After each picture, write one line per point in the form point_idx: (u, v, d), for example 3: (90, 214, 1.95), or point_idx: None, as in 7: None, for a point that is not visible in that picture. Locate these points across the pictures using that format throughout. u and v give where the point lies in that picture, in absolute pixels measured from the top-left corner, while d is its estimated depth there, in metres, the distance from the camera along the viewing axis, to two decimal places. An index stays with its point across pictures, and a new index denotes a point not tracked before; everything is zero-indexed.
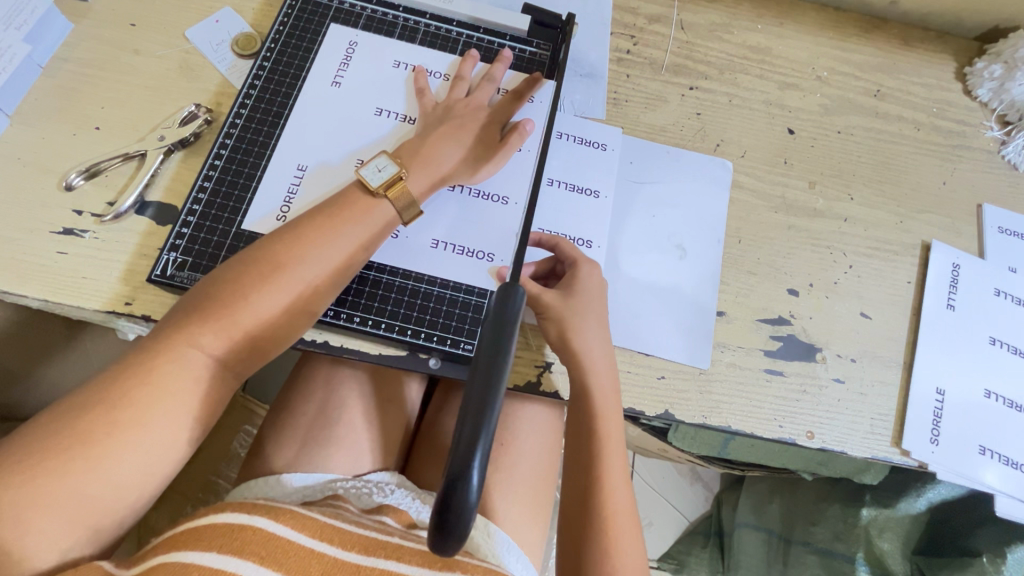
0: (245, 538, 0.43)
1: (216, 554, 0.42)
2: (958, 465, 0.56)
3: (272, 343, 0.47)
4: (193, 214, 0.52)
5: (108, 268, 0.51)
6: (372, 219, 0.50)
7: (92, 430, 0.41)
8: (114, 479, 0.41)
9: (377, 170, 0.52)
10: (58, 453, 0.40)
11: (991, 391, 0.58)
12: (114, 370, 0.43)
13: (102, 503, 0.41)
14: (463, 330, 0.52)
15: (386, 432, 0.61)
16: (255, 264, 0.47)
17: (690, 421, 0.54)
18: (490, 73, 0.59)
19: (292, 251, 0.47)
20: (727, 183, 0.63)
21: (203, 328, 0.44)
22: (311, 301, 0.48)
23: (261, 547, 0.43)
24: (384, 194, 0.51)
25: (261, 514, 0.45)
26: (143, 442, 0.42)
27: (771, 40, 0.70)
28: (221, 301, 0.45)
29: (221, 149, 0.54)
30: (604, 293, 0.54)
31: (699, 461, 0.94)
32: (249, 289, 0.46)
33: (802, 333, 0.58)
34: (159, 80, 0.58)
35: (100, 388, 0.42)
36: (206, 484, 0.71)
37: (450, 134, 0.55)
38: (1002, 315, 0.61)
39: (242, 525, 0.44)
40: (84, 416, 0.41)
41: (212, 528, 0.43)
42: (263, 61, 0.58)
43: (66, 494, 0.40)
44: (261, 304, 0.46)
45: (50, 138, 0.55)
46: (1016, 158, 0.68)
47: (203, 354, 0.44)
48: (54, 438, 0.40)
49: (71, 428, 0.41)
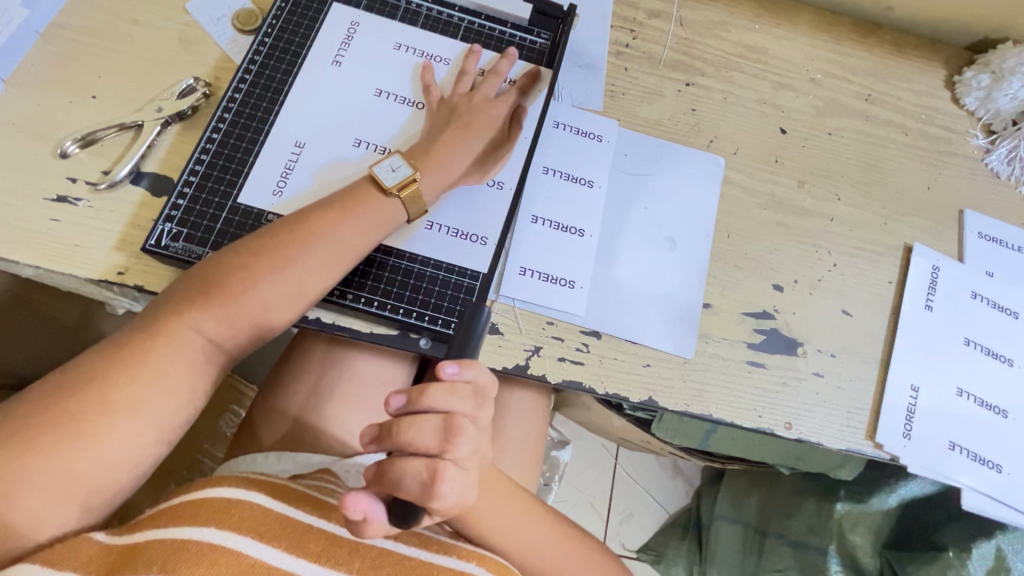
0: (245, 514, 0.44)
1: (214, 530, 0.42)
2: (928, 460, 0.58)
3: (269, 328, 0.48)
4: (189, 185, 0.52)
5: (101, 236, 0.51)
6: (383, 216, 0.51)
7: (85, 410, 0.41)
8: (105, 460, 0.41)
9: (390, 169, 0.52)
10: (49, 432, 0.40)
11: (963, 390, 0.60)
12: (107, 348, 0.44)
13: (93, 482, 0.41)
14: (454, 311, 0.53)
15: (375, 414, 0.62)
16: (263, 250, 0.47)
17: (673, 408, 0.55)
18: (496, 66, 0.60)
19: (299, 238, 0.48)
20: (720, 178, 0.64)
21: (205, 311, 0.45)
22: (316, 289, 0.48)
23: (260, 523, 0.44)
24: (398, 194, 0.52)
25: (258, 490, 0.46)
26: (136, 423, 0.42)
27: (768, 41, 0.71)
28: (226, 280, 0.46)
29: (219, 123, 0.54)
30: (629, 301, 0.58)
31: (681, 454, 0.96)
32: (253, 270, 0.46)
33: (784, 327, 0.60)
34: (158, 51, 0.58)
35: (94, 367, 0.42)
36: (192, 464, 0.72)
37: (458, 132, 0.56)
38: (978, 318, 0.63)
39: (240, 500, 0.44)
40: (76, 396, 0.41)
41: (207, 503, 0.43)
42: (264, 37, 0.58)
43: (57, 473, 0.40)
44: (265, 291, 0.46)
45: (45, 105, 0.54)
46: (998, 166, 0.70)
47: (201, 336, 0.45)
48: (46, 415, 0.40)
49: (64, 405, 0.41)
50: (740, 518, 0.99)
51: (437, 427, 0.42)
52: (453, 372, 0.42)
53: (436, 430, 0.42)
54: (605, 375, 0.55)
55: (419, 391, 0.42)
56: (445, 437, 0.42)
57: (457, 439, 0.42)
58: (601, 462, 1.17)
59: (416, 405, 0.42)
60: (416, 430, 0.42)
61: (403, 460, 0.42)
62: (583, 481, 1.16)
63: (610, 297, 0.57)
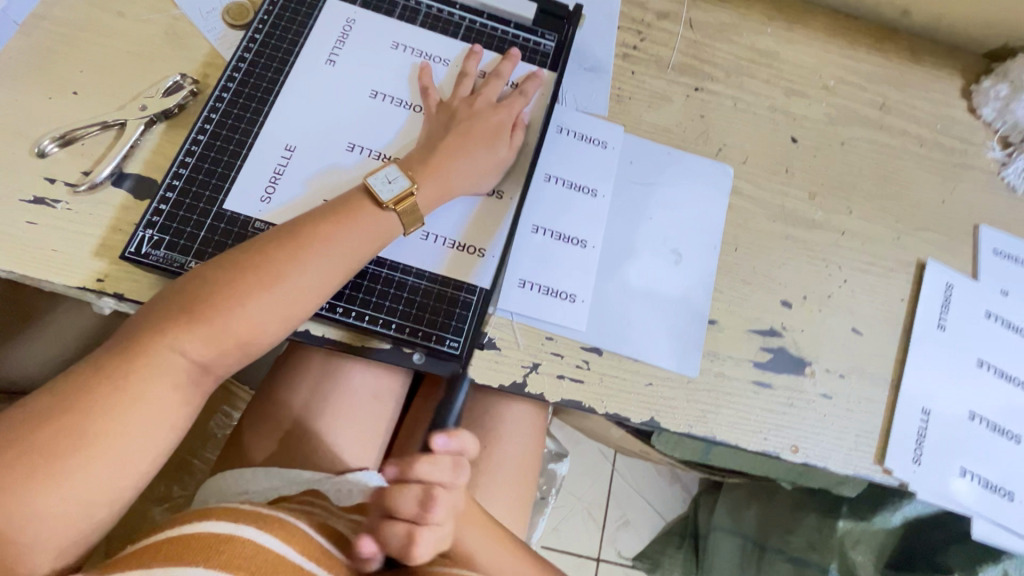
0: (233, 550, 0.40)
1: (203, 568, 0.38)
2: (937, 486, 0.56)
3: (257, 346, 0.46)
4: (173, 189, 0.49)
5: (80, 241, 0.49)
6: (379, 229, 0.49)
7: (57, 443, 0.39)
8: (81, 495, 0.39)
9: (387, 180, 0.50)
10: (18, 471, 0.38)
11: (975, 414, 0.58)
12: (83, 373, 0.41)
13: (69, 521, 0.39)
14: (450, 327, 0.50)
15: (367, 431, 0.60)
16: (251, 265, 0.44)
17: (676, 430, 0.53)
18: (498, 68, 0.57)
19: (289, 253, 0.45)
20: (728, 189, 0.62)
21: (188, 331, 0.43)
22: (307, 307, 0.46)
23: (252, 560, 0.40)
24: (395, 208, 0.49)
25: (250, 523, 0.42)
26: (115, 456, 0.40)
27: (780, 45, 0.69)
28: (209, 300, 0.43)
29: (206, 124, 0.52)
30: (632, 318, 0.55)
31: (681, 466, 0.94)
32: (238, 288, 0.44)
33: (792, 345, 0.58)
34: (144, 46, 0.55)
35: (65, 398, 0.40)
36: (184, 465, 0.70)
37: (456, 142, 0.53)
38: (992, 338, 0.61)
39: (230, 535, 0.41)
40: (46, 431, 0.39)
41: (194, 540, 0.40)
42: (254, 33, 0.55)
43: (28, 514, 0.38)
44: (253, 310, 0.44)
45: (23, 101, 0.52)
46: (1015, 180, 0.67)
47: (185, 358, 0.43)
48: (16, 452, 0.38)
49: (39, 439, 0.39)
50: (739, 530, 0.95)
51: (417, 495, 0.47)
52: (443, 444, 0.47)
53: (415, 499, 0.47)
54: (605, 394, 0.53)
55: (405, 463, 0.48)
56: (422, 505, 0.47)
57: (433, 508, 0.47)
58: (599, 468, 1.15)
59: (401, 476, 0.48)
60: (401, 498, 0.48)
61: (388, 526, 0.47)
62: (579, 488, 1.14)
63: (613, 312, 0.55)
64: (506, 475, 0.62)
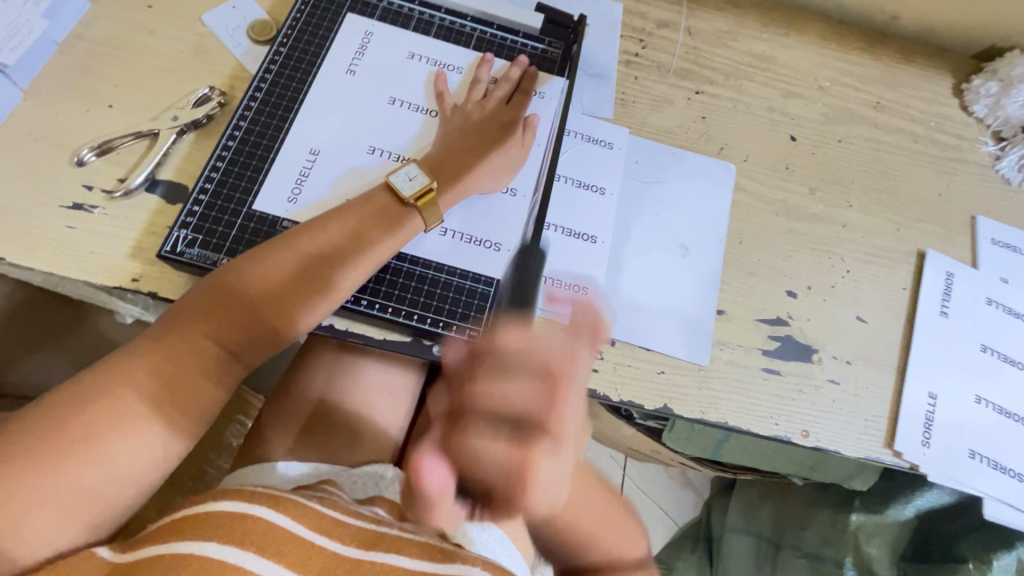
0: (246, 528, 0.41)
1: (217, 544, 0.40)
2: (949, 469, 0.57)
3: (285, 337, 0.48)
4: (205, 193, 0.52)
5: (117, 244, 0.51)
6: (403, 229, 0.51)
7: (100, 421, 0.41)
8: (119, 470, 0.41)
9: (408, 178, 0.52)
10: (54, 448, 0.39)
11: (981, 398, 0.60)
12: (123, 359, 0.43)
13: (106, 494, 0.41)
14: (468, 318, 0.52)
15: (386, 422, 0.62)
16: (286, 259, 0.47)
17: (689, 416, 0.55)
18: (507, 75, 0.61)
19: (321, 247, 0.48)
20: (731, 185, 0.64)
21: (224, 321, 0.45)
22: (335, 301, 0.48)
23: (265, 536, 0.42)
24: (417, 205, 0.52)
25: (262, 502, 0.43)
26: (152, 434, 0.42)
27: (776, 50, 0.72)
28: (241, 310, 0.46)
29: (235, 131, 0.55)
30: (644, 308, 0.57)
31: (692, 465, 0.95)
32: (271, 301, 0.47)
33: (799, 334, 0.59)
34: (174, 61, 0.59)
35: (104, 379, 0.42)
36: (198, 474, 0.70)
37: (472, 145, 0.56)
38: (993, 324, 0.63)
39: (242, 513, 0.42)
40: (83, 412, 0.41)
41: (210, 517, 0.42)
42: (279, 47, 0.59)
43: (68, 487, 0.40)
44: (286, 301, 0.47)
45: (62, 115, 0.55)
46: (1009, 173, 0.69)
47: (218, 347, 0.45)
48: (60, 428, 0.40)
49: (80, 416, 0.41)
50: (752, 529, 0.96)
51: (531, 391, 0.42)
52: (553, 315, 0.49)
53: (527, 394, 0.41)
54: (619, 382, 0.55)
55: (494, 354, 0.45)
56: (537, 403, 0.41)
57: (553, 410, 0.42)
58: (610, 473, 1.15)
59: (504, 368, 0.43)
60: (510, 394, 0.41)
61: (488, 441, 0.41)
62: None
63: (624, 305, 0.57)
64: None
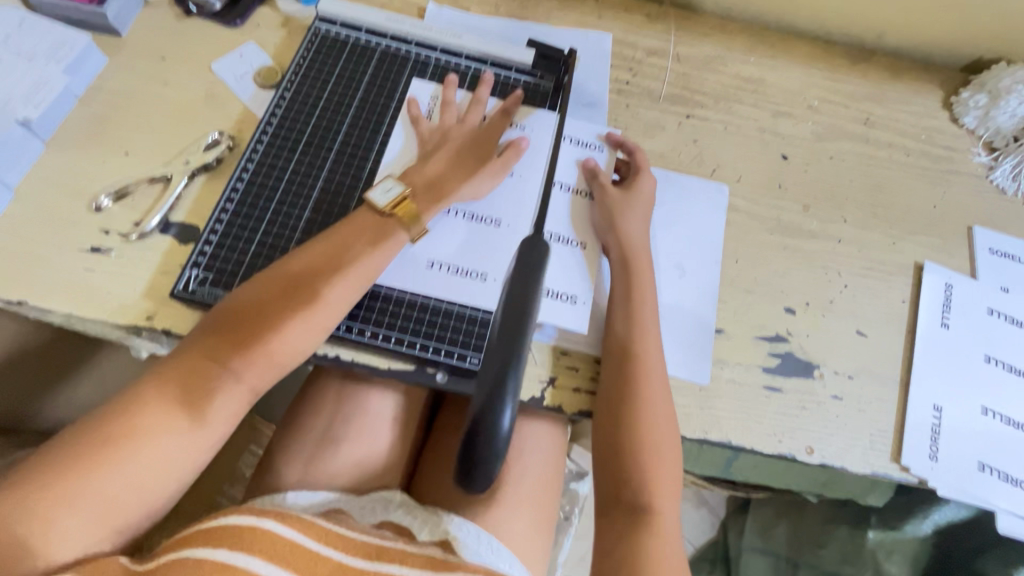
0: (254, 538, 0.43)
1: (228, 551, 0.42)
2: (959, 483, 0.56)
3: (287, 360, 0.49)
4: (216, 233, 0.55)
5: (133, 283, 0.54)
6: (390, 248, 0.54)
7: (125, 432, 0.43)
8: (140, 478, 0.43)
9: (384, 191, 0.56)
10: (73, 464, 0.41)
11: (988, 409, 0.59)
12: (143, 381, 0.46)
13: (127, 504, 0.43)
14: (470, 345, 0.54)
15: (393, 448, 0.63)
16: (280, 284, 0.50)
17: (691, 436, 0.55)
18: (476, 97, 0.63)
19: (312, 269, 0.51)
20: (725, 206, 0.65)
21: (228, 348, 0.47)
22: (332, 318, 0.50)
23: (273, 546, 0.43)
24: (393, 212, 0.55)
25: (270, 516, 0.44)
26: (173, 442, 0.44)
27: (764, 72, 0.74)
28: (250, 334, 0.48)
29: (243, 173, 0.57)
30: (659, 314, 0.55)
31: (704, 484, 0.94)
32: (277, 321, 0.49)
33: (799, 350, 0.60)
34: (186, 108, 0.62)
35: (129, 395, 0.45)
36: (210, 506, 0.70)
37: (451, 150, 0.59)
38: (996, 335, 0.62)
39: (252, 526, 0.43)
40: (111, 422, 0.43)
41: (221, 528, 0.43)
42: (284, 92, 0.62)
43: (92, 493, 0.41)
44: (283, 324, 0.49)
45: (82, 163, 0.58)
46: (1003, 183, 0.70)
47: (223, 372, 0.47)
48: (91, 438, 0.42)
49: (108, 426, 0.43)
50: (769, 548, 0.94)
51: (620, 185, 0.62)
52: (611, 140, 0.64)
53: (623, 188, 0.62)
54: None
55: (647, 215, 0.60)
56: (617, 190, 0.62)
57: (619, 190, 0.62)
58: None
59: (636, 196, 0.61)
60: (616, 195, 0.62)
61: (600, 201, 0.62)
62: None
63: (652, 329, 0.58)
64: (531, 498, 0.61)
